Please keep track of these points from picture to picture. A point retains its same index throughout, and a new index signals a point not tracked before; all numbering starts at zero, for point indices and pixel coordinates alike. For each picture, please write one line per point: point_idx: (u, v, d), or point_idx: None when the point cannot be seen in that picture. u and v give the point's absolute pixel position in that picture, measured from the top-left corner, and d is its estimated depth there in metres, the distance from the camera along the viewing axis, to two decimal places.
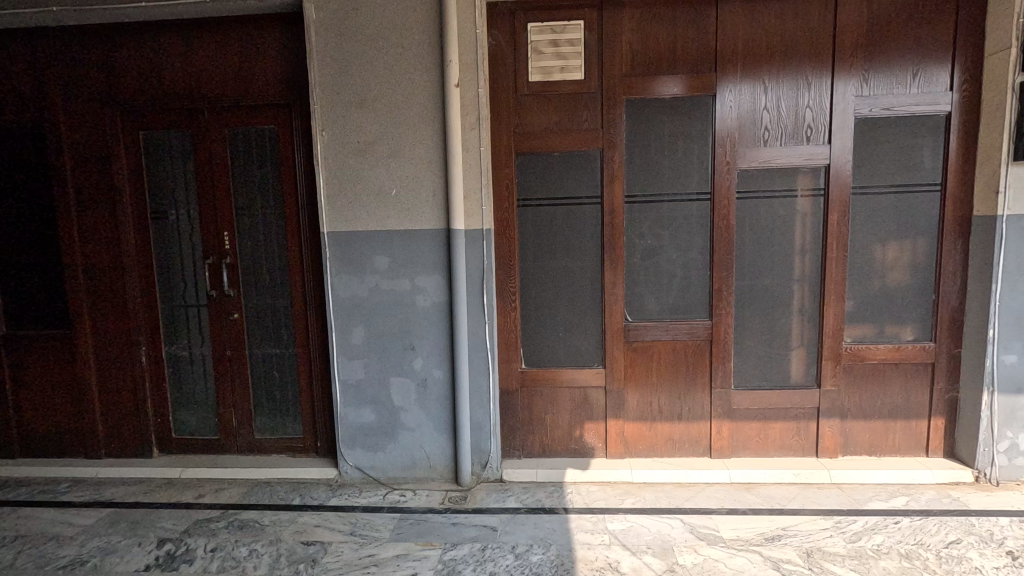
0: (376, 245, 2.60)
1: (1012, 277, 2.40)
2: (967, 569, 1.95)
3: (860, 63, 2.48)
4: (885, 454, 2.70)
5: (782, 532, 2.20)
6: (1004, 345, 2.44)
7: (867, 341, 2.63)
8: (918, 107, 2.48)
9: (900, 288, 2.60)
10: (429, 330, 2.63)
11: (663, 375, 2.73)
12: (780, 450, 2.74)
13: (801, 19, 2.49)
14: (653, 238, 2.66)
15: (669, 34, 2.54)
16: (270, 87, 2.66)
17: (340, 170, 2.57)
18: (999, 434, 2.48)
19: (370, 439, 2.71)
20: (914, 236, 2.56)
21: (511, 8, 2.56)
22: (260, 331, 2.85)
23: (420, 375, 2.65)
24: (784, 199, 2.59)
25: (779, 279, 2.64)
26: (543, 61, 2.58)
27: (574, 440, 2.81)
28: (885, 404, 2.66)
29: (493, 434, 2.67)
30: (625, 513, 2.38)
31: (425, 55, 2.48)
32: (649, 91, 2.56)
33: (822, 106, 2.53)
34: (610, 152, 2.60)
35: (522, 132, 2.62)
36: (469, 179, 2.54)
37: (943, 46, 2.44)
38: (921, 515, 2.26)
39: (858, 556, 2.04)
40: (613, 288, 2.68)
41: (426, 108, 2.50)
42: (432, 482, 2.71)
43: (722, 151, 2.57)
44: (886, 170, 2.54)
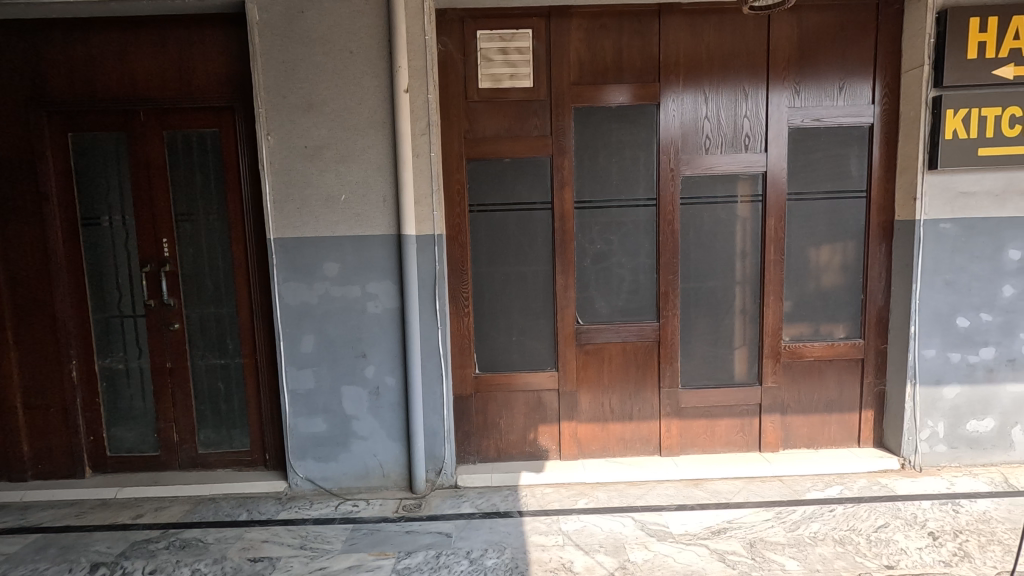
0: (326, 251, 2.55)
1: (930, 277, 2.59)
2: (894, 551, 2.08)
3: (792, 76, 2.62)
4: (822, 446, 2.85)
5: (728, 526, 2.28)
6: (924, 340, 2.62)
7: (804, 340, 2.77)
8: (845, 118, 2.64)
9: (833, 289, 2.75)
10: (381, 337, 2.60)
11: (614, 376, 2.79)
12: (726, 446, 2.85)
13: (738, 33, 2.61)
14: (603, 243, 2.72)
15: (615, 44, 2.61)
16: (213, 88, 2.57)
17: (287, 175, 2.51)
18: (921, 423, 2.66)
19: (321, 450, 2.65)
20: (844, 239, 2.72)
21: (460, 15, 2.58)
22: (203, 341, 2.75)
23: (372, 383, 2.62)
24: (725, 204, 2.70)
25: (722, 281, 2.75)
26: (492, 68, 2.60)
27: (529, 443, 2.83)
28: (821, 399, 2.81)
29: (447, 439, 2.66)
30: (579, 513, 2.42)
31: (374, 59, 2.46)
32: (597, 99, 2.62)
33: (758, 116, 2.66)
34: (560, 158, 2.65)
35: (473, 139, 2.64)
36: (420, 184, 2.53)
37: (866, 62, 2.62)
38: (854, 503, 2.40)
39: (797, 544, 2.14)
40: (564, 292, 2.72)
41: (375, 112, 2.49)
42: (386, 491, 2.67)
43: (666, 158, 2.66)
44: (818, 177, 2.69)
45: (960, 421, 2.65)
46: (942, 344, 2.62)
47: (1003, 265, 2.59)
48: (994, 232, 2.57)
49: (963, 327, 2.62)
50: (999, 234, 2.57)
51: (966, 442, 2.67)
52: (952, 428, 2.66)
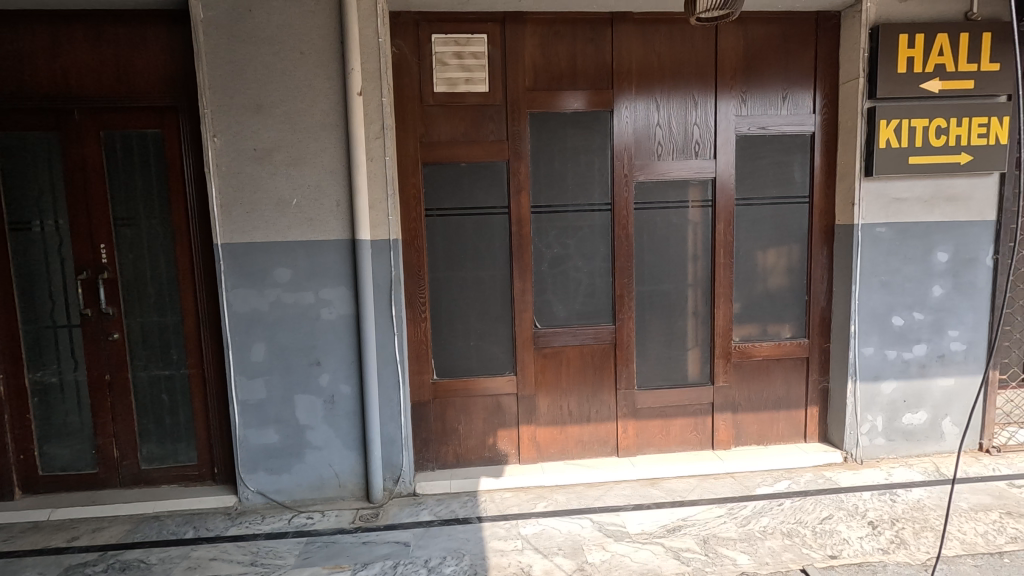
0: (278, 256, 2.48)
1: (868, 278, 2.72)
2: (838, 541, 2.17)
3: (739, 85, 2.72)
4: (771, 442, 2.95)
5: (682, 523, 2.34)
6: (864, 338, 2.75)
7: (753, 340, 2.87)
8: (788, 127, 2.75)
9: (779, 290, 2.86)
10: (336, 344, 2.54)
11: (572, 379, 2.82)
12: (681, 445, 2.91)
13: (688, 43, 2.69)
14: (560, 247, 2.75)
15: (569, 51, 2.65)
16: (154, 87, 2.47)
17: (236, 178, 2.43)
18: (862, 417, 2.79)
19: (274, 461, 2.57)
20: (789, 243, 2.83)
21: (415, 19, 2.56)
22: (145, 352, 2.62)
23: (326, 392, 2.56)
24: (677, 209, 2.77)
25: (675, 284, 2.82)
26: (447, 72, 2.59)
27: (488, 447, 2.83)
28: (770, 397, 2.92)
29: (405, 446, 2.63)
30: (538, 517, 2.43)
31: (326, 61, 2.41)
32: (552, 105, 2.65)
33: (708, 123, 2.74)
34: (516, 163, 2.66)
35: (429, 142, 2.62)
36: (375, 188, 2.49)
37: (807, 73, 2.74)
38: (800, 496, 2.50)
39: (748, 538, 2.21)
40: (522, 296, 2.74)
41: (327, 115, 2.44)
42: (343, 501, 2.61)
43: (620, 164, 2.71)
44: (764, 183, 2.79)
45: (897, 414, 2.80)
46: (880, 342, 2.76)
47: (933, 267, 2.75)
48: (924, 235, 2.73)
49: (898, 325, 2.77)
50: (929, 238, 2.73)
51: (902, 434, 2.82)
52: (890, 421, 2.80)
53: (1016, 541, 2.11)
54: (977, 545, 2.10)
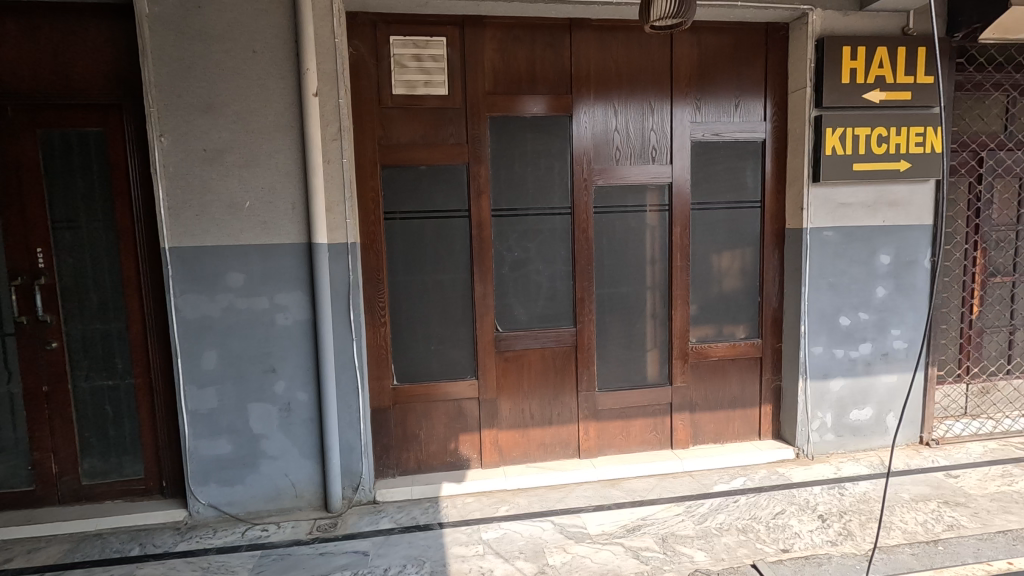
0: (229, 260, 2.40)
1: (817, 280, 2.83)
2: (789, 535, 2.24)
3: (693, 92, 2.79)
4: (728, 440, 3.03)
5: (642, 523, 2.37)
6: (813, 338, 2.86)
7: (709, 341, 2.94)
8: (740, 133, 2.84)
9: (734, 292, 2.94)
10: (292, 351, 2.48)
11: (534, 382, 2.83)
12: (641, 445, 2.95)
13: (644, 50, 2.75)
14: (521, 251, 2.75)
15: (528, 55, 2.66)
16: (96, 85, 2.36)
17: (184, 179, 2.34)
18: (812, 414, 2.89)
19: (226, 473, 2.48)
20: (743, 246, 2.92)
21: (372, 20, 2.53)
22: (87, 362, 2.50)
23: (282, 399, 2.49)
24: (636, 213, 2.82)
25: (634, 287, 2.86)
26: (406, 74, 2.57)
27: (450, 453, 2.80)
28: (726, 396, 2.99)
29: (364, 453, 2.58)
30: (499, 521, 2.42)
31: (280, 61, 2.36)
32: (512, 109, 2.66)
33: (664, 129, 2.80)
34: (476, 166, 2.66)
35: (388, 145, 2.59)
36: (332, 190, 2.45)
37: (758, 82, 2.84)
38: (755, 493, 2.57)
39: (704, 535, 2.26)
40: (483, 300, 2.73)
41: (282, 116, 2.38)
42: (300, 512, 2.54)
43: (580, 168, 2.74)
44: (719, 188, 2.87)
45: (845, 410, 2.91)
46: (828, 341, 2.87)
47: (877, 269, 2.88)
48: (868, 239, 2.85)
49: (844, 325, 2.88)
50: (873, 241, 2.86)
51: (849, 429, 2.93)
52: (838, 418, 2.91)
53: (952, 529, 2.22)
54: (917, 533, 2.20)
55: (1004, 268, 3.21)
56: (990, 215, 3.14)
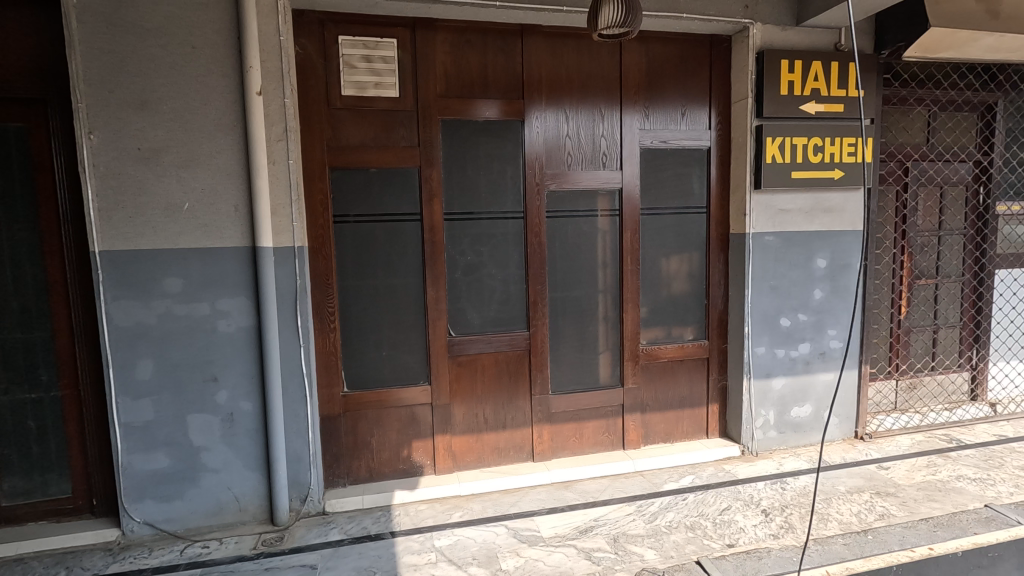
0: (166, 265, 2.29)
1: (760, 283, 2.94)
2: (735, 530, 2.31)
3: (642, 100, 2.86)
4: (677, 439, 3.10)
5: (594, 523, 2.40)
6: (756, 338, 2.97)
7: (658, 342, 3.01)
8: (686, 141, 2.93)
9: (682, 295, 3.03)
10: (235, 359, 2.39)
11: (487, 387, 2.82)
12: (594, 447, 2.99)
13: (595, 58, 2.79)
14: (473, 255, 2.74)
15: (480, 60, 2.66)
16: (17, 77, 2.20)
17: (117, 180, 2.22)
18: (756, 412, 3.00)
19: (164, 488, 2.36)
20: (691, 250, 3.00)
21: (320, 18, 2.47)
22: (6, 374, 2.32)
23: (224, 410, 2.39)
24: (587, 218, 2.86)
25: (587, 290, 2.90)
26: (356, 75, 2.52)
27: (402, 460, 2.76)
28: (675, 397, 3.07)
29: (313, 463, 2.51)
30: (453, 528, 2.40)
31: (221, 58, 2.27)
32: (464, 113, 2.65)
33: (614, 135, 2.85)
34: (428, 169, 2.63)
35: (337, 147, 2.54)
36: (278, 192, 2.38)
37: (702, 92, 2.93)
38: (703, 490, 2.64)
39: (654, 534, 2.30)
40: (435, 305, 2.70)
41: (223, 114, 2.30)
42: (244, 526, 2.44)
43: (532, 173, 2.76)
44: (667, 194, 2.94)
45: (787, 408, 3.04)
46: (770, 341, 2.99)
47: (814, 272, 3.02)
48: (806, 244, 2.99)
49: (785, 326, 3.01)
50: (810, 246, 3.00)
51: (791, 426, 3.06)
52: (780, 415, 3.03)
53: (883, 518, 2.34)
54: (852, 524, 2.31)
55: (928, 271, 3.43)
56: (915, 221, 3.35)
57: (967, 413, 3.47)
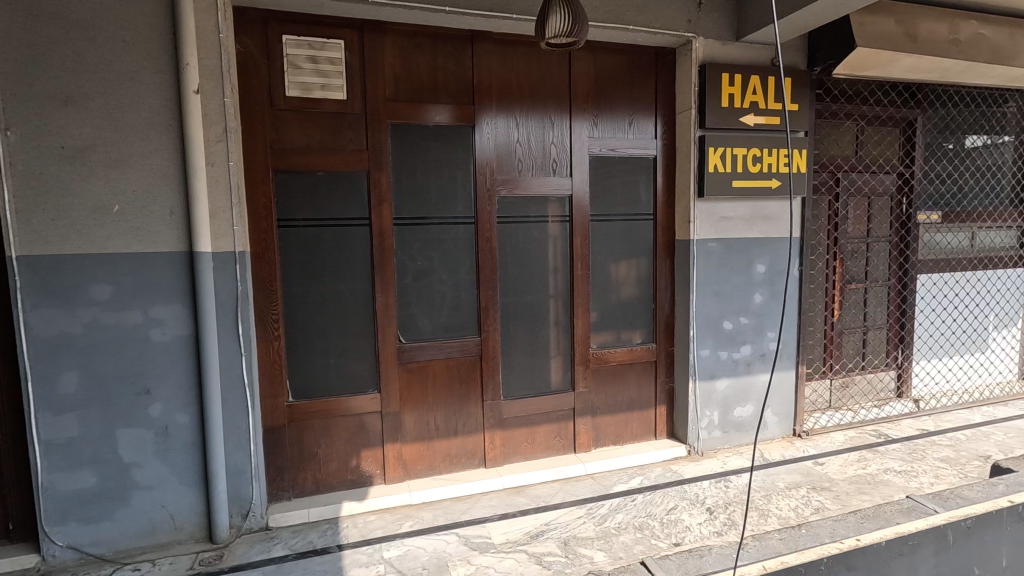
0: (93, 270, 2.15)
1: (704, 288, 3.04)
2: (681, 529, 2.38)
3: (591, 109, 2.91)
4: (627, 441, 3.16)
5: (545, 528, 2.41)
6: (701, 342, 3.06)
7: (608, 346, 3.06)
8: (633, 149, 3.00)
9: (631, 300, 3.09)
10: (170, 369, 2.27)
11: (438, 394, 2.79)
12: (546, 451, 3.01)
13: (545, 66, 2.83)
14: (424, 260, 2.71)
15: (430, 64, 2.65)
16: None
17: (37, 179, 2.07)
18: (701, 413, 3.09)
19: (90, 509, 2.21)
20: (639, 256, 3.07)
21: (263, 17, 2.40)
22: None
23: (158, 423, 2.27)
24: (538, 224, 2.88)
25: (538, 295, 2.92)
26: (301, 76, 2.45)
27: (351, 470, 2.69)
28: (624, 399, 3.13)
29: (255, 477, 2.42)
30: (402, 538, 2.36)
31: (155, 54, 2.17)
32: (415, 117, 2.63)
33: (564, 142, 2.89)
34: (376, 174, 2.59)
35: (281, 149, 2.46)
36: (217, 195, 2.28)
37: (649, 102, 3.02)
38: (651, 491, 2.70)
39: (604, 536, 2.33)
40: (385, 311, 2.66)
41: (157, 113, 2.19)
42: (179, 546, 2.32)
43: (483, 179, 2.76)
44: (616, 201, 3.01)
45: (730, 408, 3.15)
46: (714, 344, 3.09)
47: (754, 277, 3.15)
48: (747, 250, 3.12)
49: (728, 329, 3.12)
50: (750, 252, 3.13)
51: (734, 426, 3.17)
52: (723, 415, 3.14)
53: (818, 512, 2.46)
54: (789, 518, 2.41)
55: (858, 275, 3.63)
56: (846, 229, 3.55)
57: (894, 409, 3.68)
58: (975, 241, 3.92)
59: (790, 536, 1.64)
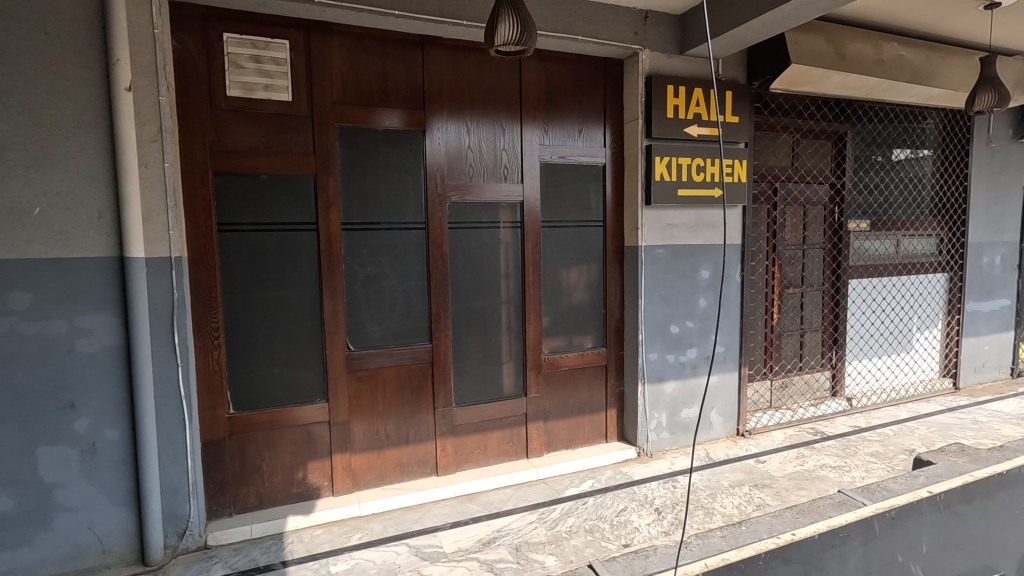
0: (9, 277, 1.99)
1: (652, 293, 3.12)
2: (631, 530, 2.42)
3: (541, 116, 2.95)
4: (579, 445, 3.20)
5: (497, 534, 2.40)
6: (649, 345, 3.13)
7: (560, 351, 3.09)
8: (583, 157, 3.05)
9: (581, 305, 3.14)
10: (98, 382, 2.14)
11: (389, 402, 2.74)
12: (498, 457, 3.00)
13: (495, 73, 2.84)
14: (373, 266, 2.67)
15: (379, 68, 2.61)
16: None
17: None
18: (651, 415, 3.16)
19: (5, 536, 2.03)
20: (589, 262, 3.13)
21: (202, 13, 2.30)
22: None
23: (84, 440, 2.13)
24: (489, 230, 2.89)
25: (490, 301, 2.92)
26: (243, 75, 2.37)
27: (296, 483, 2.60)
28: (576, 403, 3.16)
29: (193, 493, 2.31)
30: (350, 551, 2.30)
31: (83, 48, 2.05)
32: (364, 121, 2.58)
33: (515, 149, 2.91)
34: (324, 177, 2.53)
35: (221, 151, 2.37)
36: (151, 197, 2.17)
37: (597, 111, 3.08)
38: (602, 493, 2.74)
39: (555, 540, 2.35)
40: (333, 318, 2.59)
41: (85, 110, 2.07)
42: (108, 570, 2.18)
43: (434, 184, 2.74)
44: (566, 208, 3.05)
45: (677, 410, 3.24)
46: (662, 348, 3.17)
47: (699, 282, 3.26)
48: (692, 256, 3.22)
49: (675, 332, 3.21)
50: (695, 258, 3.23)
51: (681, 427, 3.26)
52: (671, 417, 3.22)
53: (760, 508, 2.56)
54: (733, 515, 2.50)
55: (795, 280, 3.82)
56: (784, 236, 3.72)
57: (829, 407, 3.88)
58: (899, 248, 4.18)
59: (731, 534, 1.69)
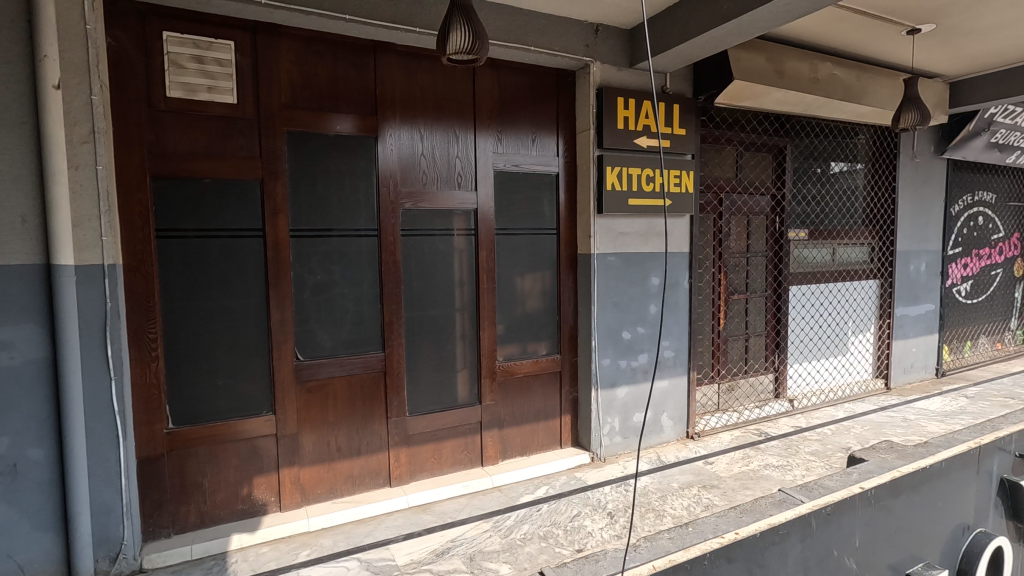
0: None
1: (604, 300, 3.18)
2: (584, 534, 2.44)
3: (495, 124, 2.97)
4: (533, 451, 3.21)
5: (450, 545, 2.37)
6: (602, 351, 3.18)
7: (514, 358, 3.10)
8: (536, 166, 3.09)
9: (536, 312, 3.16)
10: (22, 398, 2.00)
11: (340, 413, 2.68)
12: (453, 466, 2.98)
13: (449, 80, 2.84)
14: (324, 273, 2.60)
15: (329, 72, 2.57)
16: None
17: None
18: (604, 420, 3.21)
19: None
20: (543, 269, 3.16)
21: (139, 9, 2.20)
22: None
23: (5, 460, 1.98)
24: (443, 237, 2.87)
25: (444, 309, 2.90)
26: (185, 76, 2.28)
27: (241, 500, 2.50)
28: (530, 410, 3.18)
29: (128, 514, 2.18)
30: (298, 568, 2.22)
31: (7, 44, 1.93)
32: (313, 126, 2.53)
33: (468, 157, 2.91)
34: (271, 183, 2.46)
35: (161, 153, 2.27)
36: (82, 202, 2.03)
37: (550, 121, 3.13)
38: (556, 499, 2.76)
39: (509, 548, 2.34)
40: (280, 327, 2.51)
41: (8, 108, 1.94)
42: None
43: (386, 191, 2.71)
44: (520, 215, 3.07)
45: (629, 414, 3.30)
46: (614, 354, 3.23)
47: (649, 289, 3.35)
48: (642, 263, 3.31)
49: (626, 338, 3.27)
50: (646, 266, 3.32)
51: (632, 431, 3.33)
52: (623, 421, 3.28)
53: (708, 508, 2.63)
54: (682, 516, 2.57)
55: (740, 287, 3.97)
56: (729, 244, 3.87)
57: (773, 408, 4.04)
58: (835, 256, 4.41)
59: (678, 535, 1.72)
